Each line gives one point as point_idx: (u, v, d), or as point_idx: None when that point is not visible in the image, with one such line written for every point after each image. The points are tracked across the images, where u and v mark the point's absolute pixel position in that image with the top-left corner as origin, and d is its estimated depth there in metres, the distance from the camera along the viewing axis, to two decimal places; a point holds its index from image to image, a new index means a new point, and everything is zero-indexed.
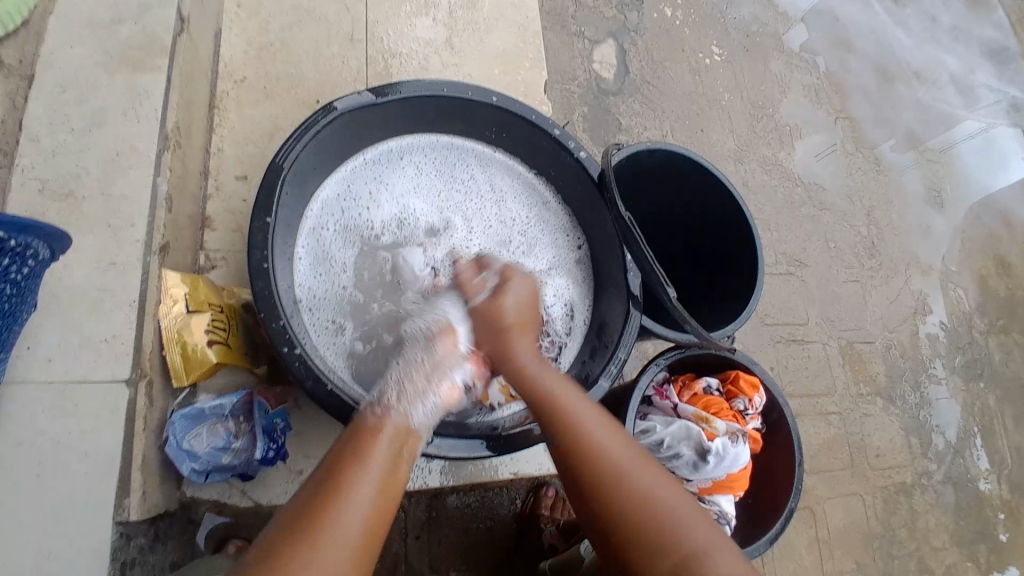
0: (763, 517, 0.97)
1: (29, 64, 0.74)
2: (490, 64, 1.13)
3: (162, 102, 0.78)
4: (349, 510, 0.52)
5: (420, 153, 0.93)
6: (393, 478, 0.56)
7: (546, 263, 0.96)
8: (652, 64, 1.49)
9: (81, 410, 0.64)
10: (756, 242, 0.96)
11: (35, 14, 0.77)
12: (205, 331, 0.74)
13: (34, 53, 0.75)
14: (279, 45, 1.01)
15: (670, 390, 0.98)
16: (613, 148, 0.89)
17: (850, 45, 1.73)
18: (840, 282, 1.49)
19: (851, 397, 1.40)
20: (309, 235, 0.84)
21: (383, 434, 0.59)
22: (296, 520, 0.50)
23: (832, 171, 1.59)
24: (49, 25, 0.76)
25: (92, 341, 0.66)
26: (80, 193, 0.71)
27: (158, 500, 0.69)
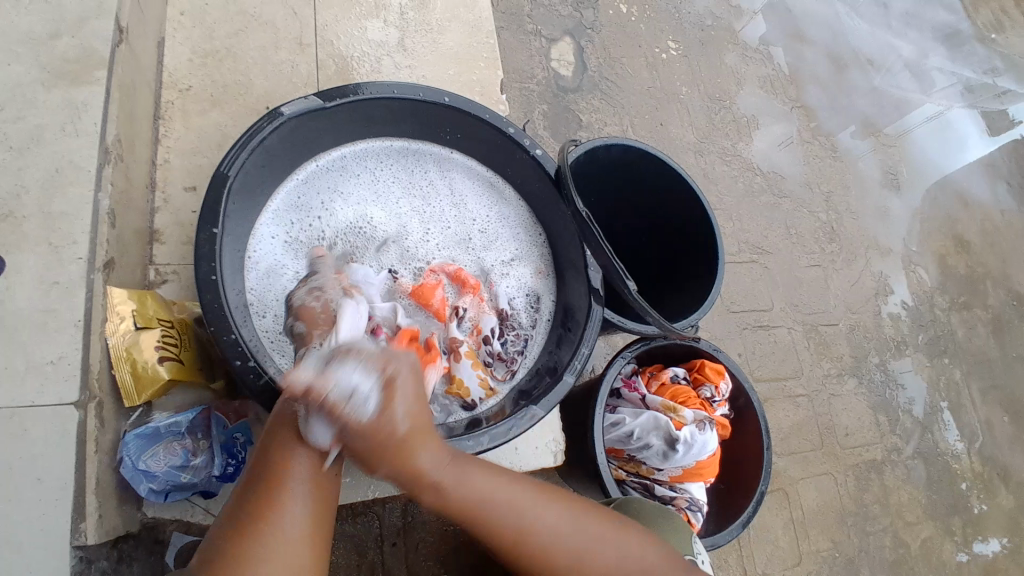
0: (733, 502, 0.98)
1: None
2: (445, 65, 1.12)
3: (103, 116, 0.76)
4: (290, 529, 0.51)
5: (374, 159, 0.93)
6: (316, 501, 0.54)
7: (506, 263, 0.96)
8: (609, 60, 1.50)
9: (28, 436, 0.62)
10: (715, 230, 0.97)
11: None
12: (155, 347, 0.72)
13: None
14: (226, 53, 0.99)
15: (638, 382, 0.98)
16: (569, 143, 0.89)
17: (803, 35, 1.76)
18: (803, 266, 1.51)
19: (819, 378, 1.43)
20: (262, 244, 0.83)
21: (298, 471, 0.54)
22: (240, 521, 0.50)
23: (791, 159, 1.61)
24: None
25: (36, 364, 0.64)
26: (18, 212, 0.69)
27: (116, 523, 0.67)
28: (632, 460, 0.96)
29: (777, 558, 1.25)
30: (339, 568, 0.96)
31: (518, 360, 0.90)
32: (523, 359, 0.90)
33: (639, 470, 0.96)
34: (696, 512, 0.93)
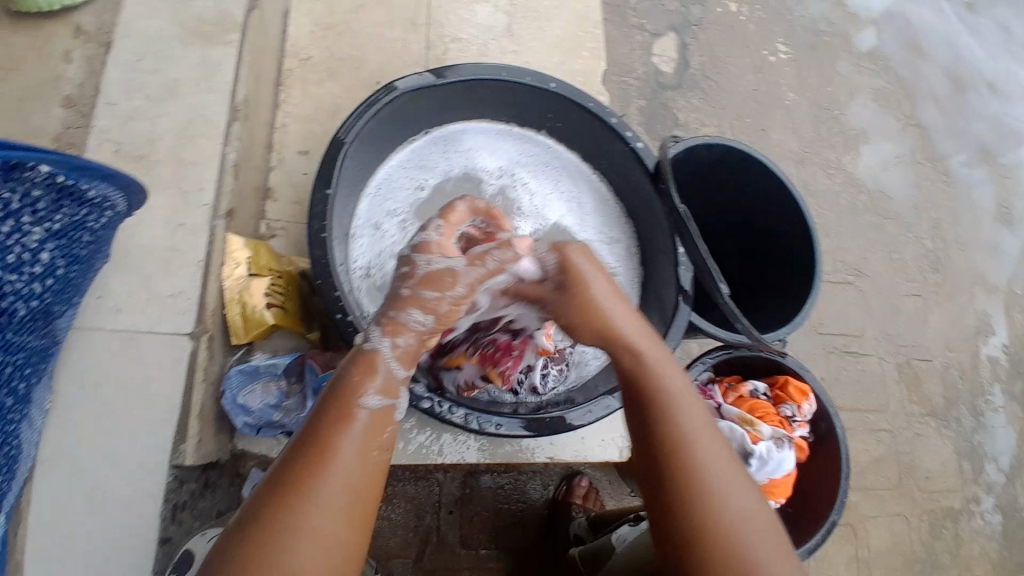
0: (802, 527, 0.95)
1: (107, 32, 0.79)
2: (549, 52, 1.13)
3: (233, 75, 0.81)
4: (337, 484, 0.48)
5: (507, 136, 0.96)
6: (374, 453, 0.52)
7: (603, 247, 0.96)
8: (714, 60, 1.46)
9: (145, 359, 0.67)
10: (814, 243, 0.94)
11: None
12: (264, 293, 0.77)
13: (112, 23, 0.80)
14: (346, 27, 1.04)
15: (714, 390, 0.97)
16: (669, 139, 0.90)
17: (921, 50, 1.65)
18: (899, 294, 1.43)
19: (903, 415, 1.35)
20: (381, 192, 0.88)
21: (360, 415, 0.52)
22: (304, 454, 0.49)
23: (898, 179, 1.53)
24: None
25: (159, 295, 0.70)
26: (153, 156, 0.75)
27: (209, 451, 0.73)
28: None
29: None
30: (397, 527, 1.00)
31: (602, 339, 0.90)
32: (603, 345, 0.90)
33: None
34: None
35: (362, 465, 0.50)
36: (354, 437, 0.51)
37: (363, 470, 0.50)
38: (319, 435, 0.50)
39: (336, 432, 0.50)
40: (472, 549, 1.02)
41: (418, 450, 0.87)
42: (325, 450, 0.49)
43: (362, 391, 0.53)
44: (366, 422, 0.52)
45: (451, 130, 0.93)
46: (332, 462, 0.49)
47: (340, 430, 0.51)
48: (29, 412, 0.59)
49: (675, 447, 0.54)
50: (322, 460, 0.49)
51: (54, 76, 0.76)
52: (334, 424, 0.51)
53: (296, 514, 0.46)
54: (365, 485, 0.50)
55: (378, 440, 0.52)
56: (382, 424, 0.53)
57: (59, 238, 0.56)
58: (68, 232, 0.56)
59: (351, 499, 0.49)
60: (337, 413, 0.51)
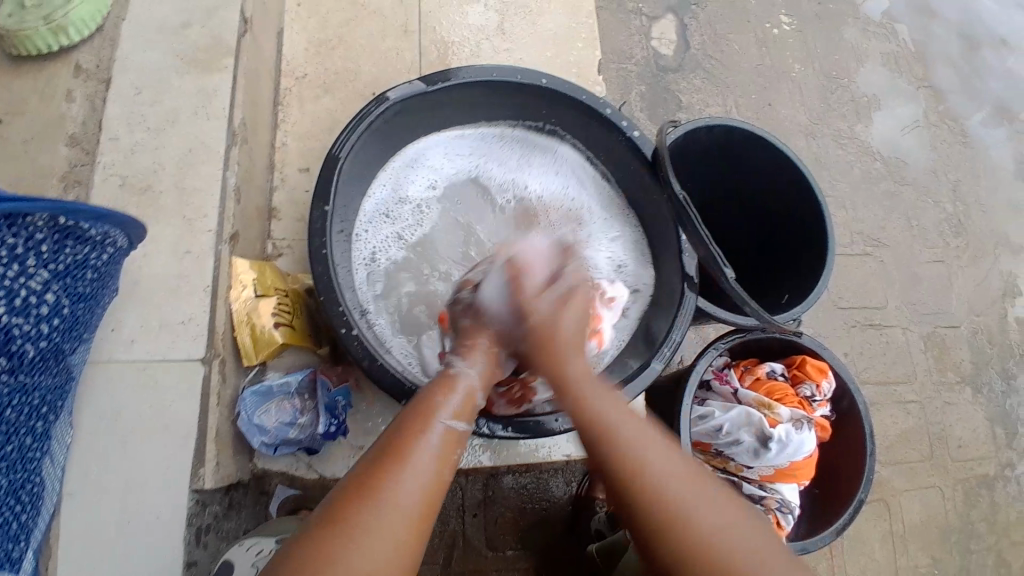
0: (829, 507, 0.94)
1: (106, 68, 0.81)
2: (543, 47, 1.12)
3: (229, 100, 0.82)
4: (408, 489, 0.49)
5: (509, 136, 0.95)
6: (447, 465, 0.53)
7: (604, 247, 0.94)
8: (714, 37, 1.43)
9: (161, 387, 0.69)
10: (824, 219, 0.92)
11: (108, 20, 0.83)
12: (272, 313, 0.78)
13: (110, 58, 0.81)
14: (338, 41, 1.04)
15: (731, 374, 0.95)
16: (668, 124, 0.87)
17: (932, 10, 1.60)
18: (922, 262, 1.39)
19: (933, 385, 1.32)
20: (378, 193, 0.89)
21: (437, 426, 0.54)
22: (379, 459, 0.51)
23: (914, 144, 1.48)
24: (119, 28, 0.83)
25: (170, 323, 0.71)
26: (157, 187, 0.76)
27: (230, 470, 0.75)
28: (719, 456, 0.92)
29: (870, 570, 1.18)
30: (423, 533, 1.02)
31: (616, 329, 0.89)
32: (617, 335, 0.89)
33: (726, 466, 0.92)
34: (787, 514, 0.89)
35: (434, 474, 0.51)
36: (429, 445, 0.53)
37: (434, 480, 0.51)
38: (396, 441, 0.53)
39: (413, 439, 0.53)
40: (498, 550, 1.03)
41: None
42: (400, 454, 0.51)
43: (438, 407, 0.56)
44: (446, 433, 0.55)
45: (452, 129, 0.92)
46: (406, 467, 0.51)
47: (416, 439, 0.53)
48: (51, 448, 0.62)
49: (629, 476, 0.52)
50: (395, 464, 0.51)
51: (57, 116, 0.78)
52: (409, 432, 0.53)
53: (367, 512, 0.47)
54: (424, 504, 0.50)
55: (449, 450, 0.54)
56: (455, 438, 0.55)
57: (64, 278, 0.59)
58: (73, 272, 0.60)
59: (414, 508, 0.49)
60: (417, 422, 0.54)
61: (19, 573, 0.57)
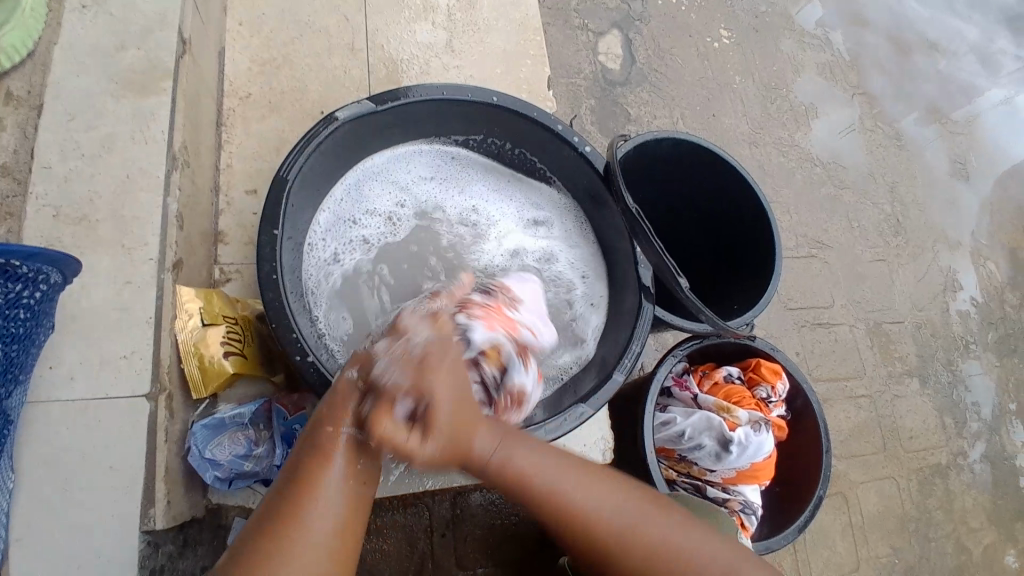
0: (790, 505, 0.96)
1: (36, 93, 0.77)
2: (492, 64, 1.13)
3: (168, 124, 0.80)
4: (317, 528, 0.51)
5: (485, 163, 0.97)
6: (356, 495, 0.54)
7: (578, 278, 0.95)
8: (659, 51, 1.47)
9: (103, 426, 0.66)
10: (772, 225, 0.95)
11: (41, 44, 0.79)
12: (221, 342, 0.76)
13: (41, 83, 0.78)
14: (283, 61, 1.03)
15: (690, 381, 0.96)
16: (618, 138, 0.88)
17: (864, 20, 1.68)
18: (865, 261, 1.45)
19: (882, 379, 1.37)
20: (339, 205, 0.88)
21: (337, 454, 0.55)
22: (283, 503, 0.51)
23: (852, 148, 1.55)
24: (48, 51, 0.79)
25: (111, 357, 0.68)
26: (94, 216, 0.73)
27: (181, 509, 0.71)
28: (682, 461, 0.94)
29: (834, 564, 1.21)
30: (391, 558, 0.99)
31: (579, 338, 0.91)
32: (580, 345, 0.90)
33: (690, 471, 0.94)
34: (751, 514, 0.91)
35: (343, 511, 0.53)
36: (333, 476, 0.53)
37: (345, 513, 0.53)
38: (298, 482, 0.53)
39: (318, 474, 0.53)
40: (469, 569, 1.02)
41: (398, 477, 0.87)
42: (305, 491, 0.52)
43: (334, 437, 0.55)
44: (348, 455, 0.55)
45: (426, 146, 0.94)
46: (312, 507, 0.51)
47: (320, 471, 0.53)
48: None
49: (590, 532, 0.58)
50: (302, 502, 0.51)
51: None
52: (312, 468, 0.54)
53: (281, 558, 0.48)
54: (353, 499, 0.54)
55: (358, 474, 0.55)
56: (365, 465, 0.56)
57: None
58: (2, 313, 0.56)
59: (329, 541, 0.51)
60: (318, 452, 0.55)
61: None
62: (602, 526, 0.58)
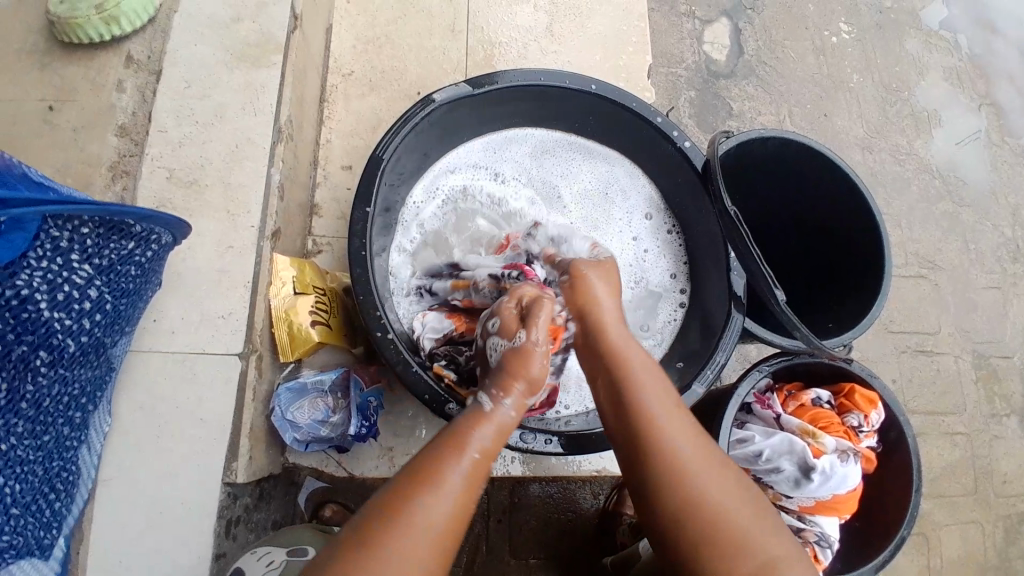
0: (868, 543, 0.90)
1: (156, 61, 0.82)
2: (591, 51, 1.10)
3: (277, 97, 0.83)
4: (434, 519, 0.49)
5: (598, 185, 0.94)
6: (479, 476, 0.53)
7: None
8: (770, 43, 1.38)
9: (198, 379, 0.70)
10: (883, 241, 0.88)
11: (161, 12, 0.84)
12: (310, 311, 0.79)
13: (160, 50, 0.83)
14: (385, 40, 1.04)
15: (772, 399, 0.91)
16: (719, 134, 0.84)
17: (993, 25, 1.52)
18: (977, 288, 1.33)
19: (982, 417, 1.26)
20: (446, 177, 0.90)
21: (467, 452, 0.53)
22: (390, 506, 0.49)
23: (973, 161, 1.41)
24: (170, 19, 0.84)
25: (210, 316, 0.72)
26: (202, 181, 0.77)
27: (261, 465, 0.75)
28: (757, 483, 0.89)
29: None
30: None
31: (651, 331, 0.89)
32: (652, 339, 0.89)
33: (764, 494, 0.89)
34: (825, 548, 0.86)
35: (460, 495, 0.51)
36: (454, 469, 0.52)
37: (462, 496, 0.51)
38: (411, 480, 0.51)
39: (434, 474, 0.51)
40: (521, 559, 1.02)
41: None
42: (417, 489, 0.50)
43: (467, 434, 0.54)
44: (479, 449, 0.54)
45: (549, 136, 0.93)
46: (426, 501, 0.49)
47: (439, 468, 0.51)
48: (87, 436, 0.64)
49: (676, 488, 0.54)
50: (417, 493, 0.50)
51: (105, 106, 0.80)
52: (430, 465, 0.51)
53: (392, 550, 0.47)
54: (472, 499, 0.52)
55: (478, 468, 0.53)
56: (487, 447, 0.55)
57: (107, 273, 0.59)
58: (116, 268, 0.59)
59: (445, 520, 0.49)
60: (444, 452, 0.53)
61: (48, 559, 0.59)
62: (703, 495, 0.53)
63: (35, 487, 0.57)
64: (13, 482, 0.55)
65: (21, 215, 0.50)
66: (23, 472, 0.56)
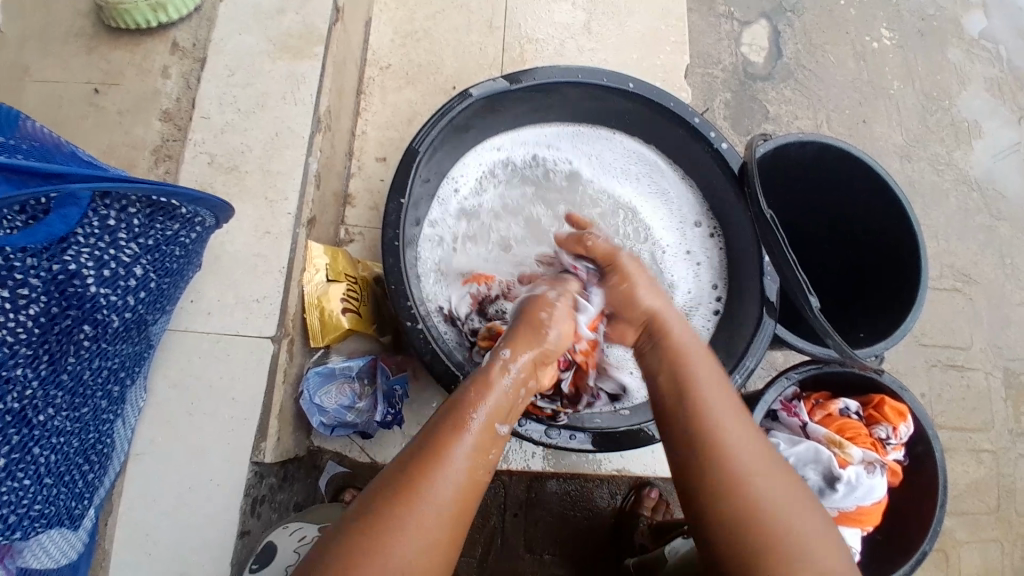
0: (889, 556, 0.89)
1: (201, 48, 0.85)
2: (628, 50, 1.10)
3: (317, 87, 0.84)
4: (439, 492, 0.51)
5: (654, 199, 0.94)
6: (483, 460, 0.54)
7: None
8: (809, 47, 1.37)
9: (231, 360, 0.72)
10: (921, 251, 0.86)
11: (208, 1, 0.86)
12: (341, 298, 0.80)
13: (206, 38, 0.85)
14: (424, 34, 1.05)
15: (799, 407, 0.90)
16: (758, 137, 0.83)
17: None
18: (1013, 304, 1.30)
19: (1012, 436, 1.23)
20: (515, 148, 0.92)
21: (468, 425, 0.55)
22: (401, 471, 0.51)
23: (1012, 173, 1.37)
24: (218, 9, 0.86)
25: (245, 299, 0.74)
26: (242, 167, 0.79)
27: (287, 447, 0.77)
28: None
29: None
30: (464, 524, 1.03)
31: None
32: None
33: None
34: None
35: (466, 473, 0.53)
36: (462, 440, 0.54)
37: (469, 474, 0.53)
38: (421, 452, 0.53)
39: (441, 439, 0.54)
40: (536, 553, 1.03)
41: None
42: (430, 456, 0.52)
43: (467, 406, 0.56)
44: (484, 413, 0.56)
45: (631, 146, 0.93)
46: (436, 468, 0.52)
47: (449, 437, 0.54)
48: (123, 411, 0.66)
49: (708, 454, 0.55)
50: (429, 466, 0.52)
51: (152, 91, 0.83)
52: (442, 431, 0.54)
53: (404, 517, 0.49)
54: (477, 475, 0.54)
55: (484, 438, 0.55)
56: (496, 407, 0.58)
57: (153, 253, 0.60)
58: (161, 247, 0.61)
59: (449, 500, 0.51)
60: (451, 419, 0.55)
61: (77, 529, 0.62)
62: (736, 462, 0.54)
63: (70, 458, 0.59)
64: (51, 453, 0.57)
65: (77, 190, 0.51)
66: (60, 443, 0.58)
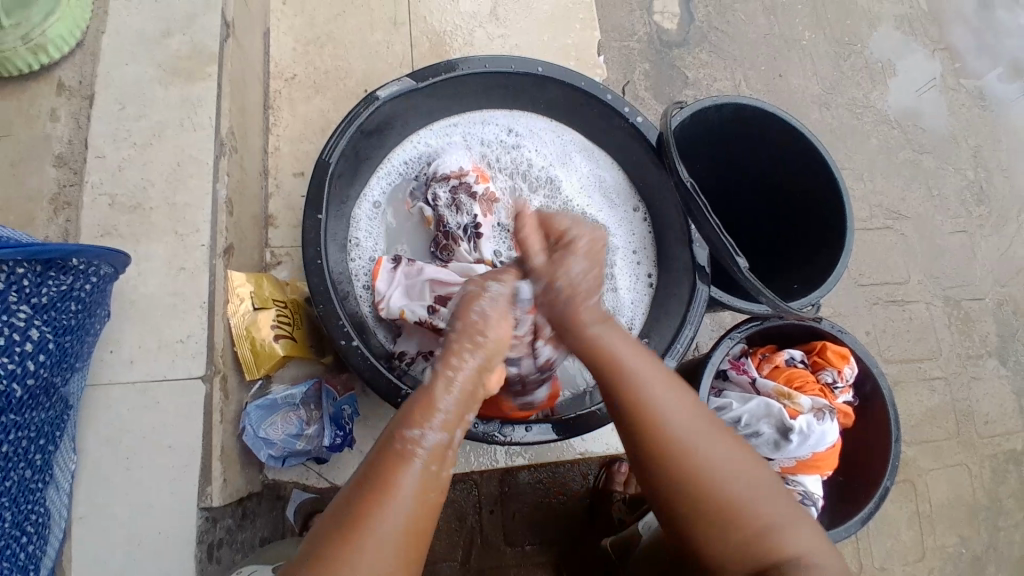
0: (855, 494, 0.91)
1: (87, 84, 0.79)
2: (538, 31, 1.09)
3: (216, 109, 0.80)
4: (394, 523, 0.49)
5: (580, 180, 0.93)
6: (435, 472, 0.52)
7: None
8: (720, 8, 1.38)
9: (163, 407, 0.69)
10: (843, 198, 0.88)
11: (88, 33, 0.81)
12: (271, 325, 0.78)
13: (91, 74, 0.80)
14: (327, 39, 1.02)
15: (748, 364, 0.92)
16: (673, 106, 0.83)
17: None
18: (944, 233, 1.34)
19: (958, 360, 1.28)
20: (451, 136, 0.90)
21: (410, 456, 0.51)
22: (350, 510, 0.49)
23: (929, 107, 1.42)
24: (97, 40, 0.81)
25: (168, 341, 0.70)
26: (147, 204, 0.75)
27: (238, 486, 0.74)
28: None
29: (897, 553, 1.16)
30: (440, 531, 1.01)
31: (623, 312, 0.88)
32: (625, 320, 0.88)
33: None
34: (811, 505, 0.87)
35: (421, 499, 0.50)
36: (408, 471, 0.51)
37: (421, 499, 0.51)
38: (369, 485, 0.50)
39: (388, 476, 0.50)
40: (517, 546, 1.03)
41: None
42: (380, 495, 0.49)
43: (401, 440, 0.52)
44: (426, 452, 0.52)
45: (603, 173, 0.92)
46: (388, 504, 0.49)
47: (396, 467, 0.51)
48: (52, 474, 0.62)
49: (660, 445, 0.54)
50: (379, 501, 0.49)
51: (40, 137, 0.77)
52: (384, 471, 0.50)
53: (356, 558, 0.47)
54: (431, 493, 0.51)
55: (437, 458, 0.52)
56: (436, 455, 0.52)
57: (48, 312, 0.57)
58: (57, 305, 0.58)
59: (402, 533, 0.49)
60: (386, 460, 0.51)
61: None
62: (686, 450, 0.54)
63: (6, 532, 0.55)
64: None
65: None
66: None
